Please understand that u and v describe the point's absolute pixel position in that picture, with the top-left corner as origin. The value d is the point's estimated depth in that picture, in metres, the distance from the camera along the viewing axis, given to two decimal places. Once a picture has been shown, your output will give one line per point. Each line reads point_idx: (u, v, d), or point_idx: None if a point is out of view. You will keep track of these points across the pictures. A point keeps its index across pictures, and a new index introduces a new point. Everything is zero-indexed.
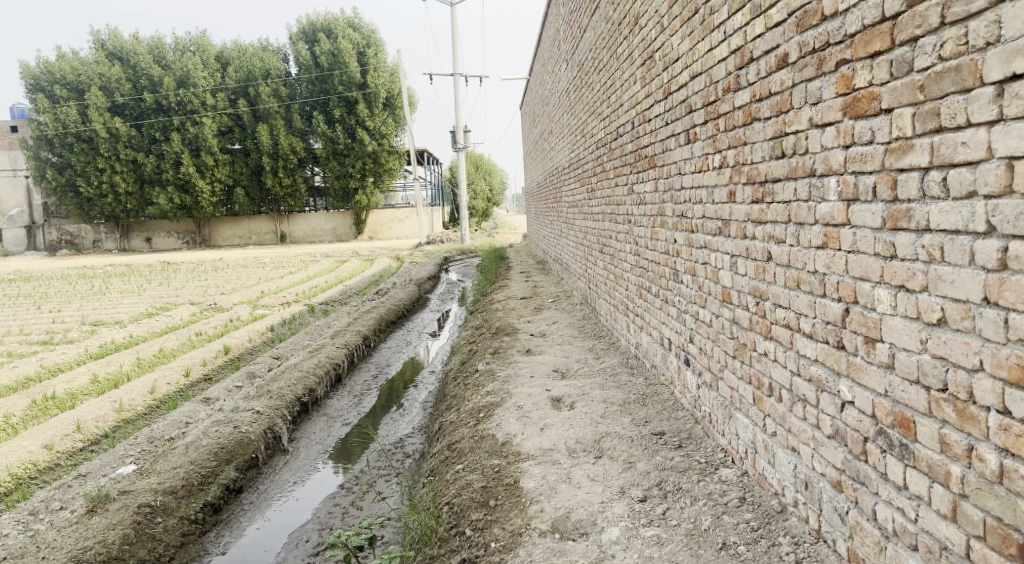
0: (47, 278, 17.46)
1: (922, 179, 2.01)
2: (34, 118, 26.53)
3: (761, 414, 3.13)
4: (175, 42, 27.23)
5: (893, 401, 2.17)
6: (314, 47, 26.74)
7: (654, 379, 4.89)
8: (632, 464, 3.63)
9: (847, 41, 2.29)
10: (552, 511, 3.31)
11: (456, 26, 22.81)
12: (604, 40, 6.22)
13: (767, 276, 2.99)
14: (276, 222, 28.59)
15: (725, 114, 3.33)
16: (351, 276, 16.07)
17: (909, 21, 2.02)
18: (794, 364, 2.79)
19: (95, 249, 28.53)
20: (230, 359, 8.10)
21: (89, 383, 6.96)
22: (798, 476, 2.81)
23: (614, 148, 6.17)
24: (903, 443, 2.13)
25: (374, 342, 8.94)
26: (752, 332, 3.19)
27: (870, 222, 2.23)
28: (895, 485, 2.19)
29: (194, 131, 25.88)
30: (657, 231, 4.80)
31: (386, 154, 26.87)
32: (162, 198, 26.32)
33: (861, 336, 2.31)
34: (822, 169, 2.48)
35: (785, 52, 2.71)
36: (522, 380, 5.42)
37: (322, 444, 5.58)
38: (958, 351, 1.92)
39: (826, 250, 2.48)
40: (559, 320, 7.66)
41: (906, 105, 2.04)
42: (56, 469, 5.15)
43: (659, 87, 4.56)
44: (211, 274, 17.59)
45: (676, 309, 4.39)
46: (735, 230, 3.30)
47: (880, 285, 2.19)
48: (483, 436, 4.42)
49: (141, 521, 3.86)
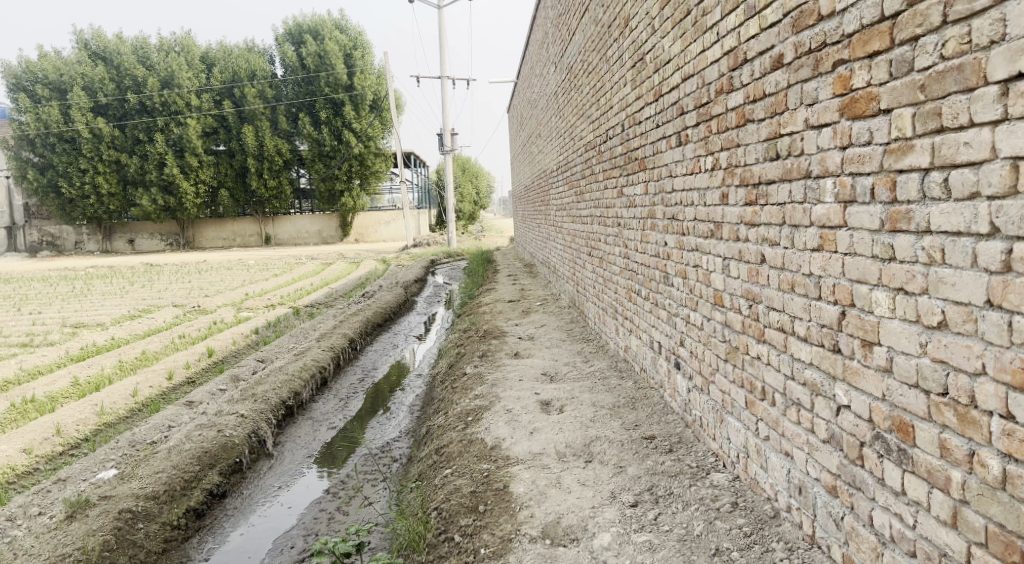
0: (28, 280, 17.22)
1: (922, 180, 1.99)
2: (14, 117, 26.16)
3: (754, 418, 3.10)
4: (160, 42, 26.96)
5: (891, 405, 2.14)
6: (300, 48, 26.57)
7: (644, 383, 4.86)
8: (623, 469, 3.59)
9: (845, 40, 2.27)
10: (543, 516, 3.26)
11: (444, 29, 22.72)
12: (593, 42, 6.19)
13: (760, 279, 2.97)
14: (261, 224, 28.38)
15: (718, 116, 3.30)
16: (337, 279, 15.95)
17: (909, 20, 2.00)
18: (788, 368, 2.76)
19: (77, 250, 28.17)
20: (214, 362, 7.99)
21: (70, 386, 6.83)
22: (792, 481, 2.78)
23: (603, 150, 6.14)
24: (901, 448, 2.11)
25: (360, 345, 8.84)
26: (745, 336, 3.16)
27: (868, 224, 2.21)
28: (892, 491, 2.16)
29: (178, 132, 25.62)
30: (648, 234, 4.76)
31: (373, 157, 26.74)
32: (145, 199, 26.04)
33: (857, 339, 2.28)
34: (818, 171, 2.46)
35: (780, 53, 2.69)
36: (510, 383, 5.36)
37: (308, 448, 5.50)
38: (960, 355, 1.89)
39: (822, 253, 2.45)
40: (547, 323, 7.62)
41: (906, 105, 2.02)
42: (35, 473, 5.03)
43: (650, 89, 4.54)
44: (195, 276, 17.41)
45: (667, 312, 4.36)
46: (727, 232, 3.28)
47: (878, 288, 2.17)
48: (472, 441, 4.36)
49: (122, 527, 3.76)
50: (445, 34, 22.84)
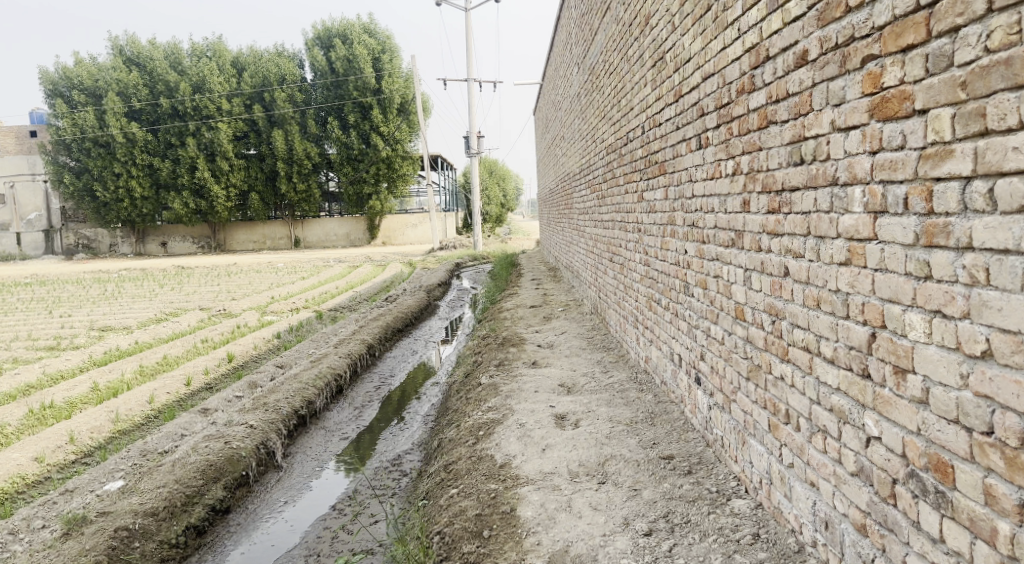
0: (62, 282, 17.42)
1: (963, 190, 1.76)
2: (52, 123, 26.69)
3: (777, 443, 2.88)
4: (191, 47, 27.24)
5: (927, 441, 1.91)
6: (329, 52, 26.70)
7: (664, 396, 4.64)
8: (637, 492, 3.38)
9: (876, 34, 2.05)
10: (550, 544, 3.08)
11: (470, 31, 22.57)
12: (614, 42, 5.99)
13: (784, 293, 2.74)
14: (290, 227, 28.63)
15: (739, 117, 3.10)
16: (361, 282, 15.93)
17: (948, 9, 1.78)
18: (813, 392, 2.53)
19: (111, 253, 28.60)
20: (233, 368, 7.92)
21: (89, 391, 6.78)
22: (817, 514, 2.55)
23: (624, 153, 5.93)
24: (939, 490, 1.88)
25: (380, 351, 8.74)
26: (767, 353, 2.94)
27: (900, 237, 1.98)
28: (929, 536, 1.93)
29: (209, 136, 25.90)
30: (668, 241, 4.55)
31: (400, 160, 26.81)
32: (178, 203, 26.42)
33: (889, 365, 2.05)
34: (845, 178, 2.24)
35: (804, 49, 2.47)
36: (525, 395, 5.18)
37: (319, 459, 5.40)
38: (1008, 390, 1.66)
39: (850, 268, 2.23)
40: (568, 330, 7.42)
41: (945, 105, 1.80)
42: (45, 483, 4.98)
43: (670, 89, 4.33)
44: (224, 279, 17.44)
45: (686, 323, 4.15)
46: (749, 242, 3.07)
47: (911, 309, 1.94)
48: (482, 457, 4.19)
49: (117, 546, 3.66)
50: (471, 37, 22.69)
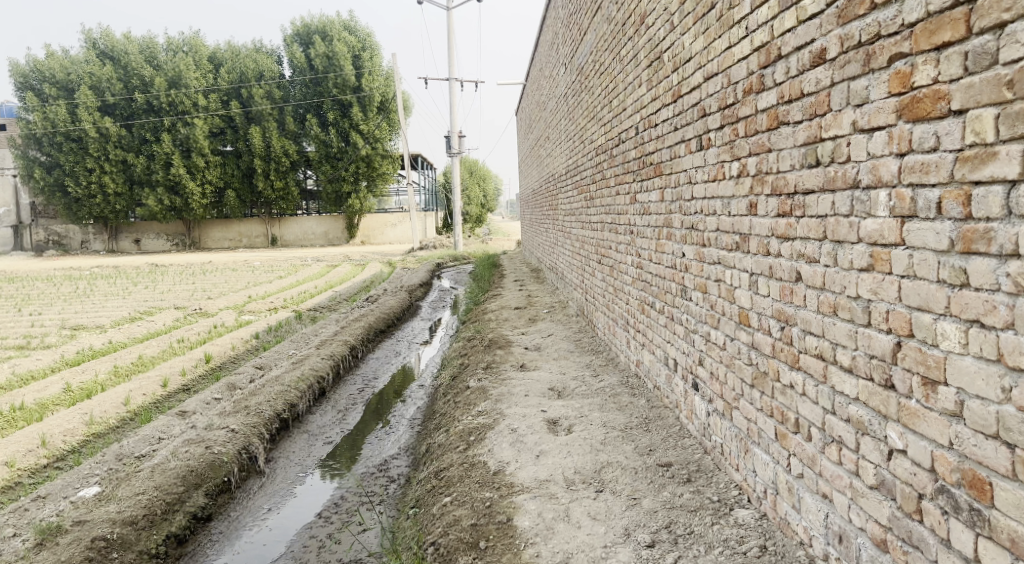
0: (31, 280, 16.93)
1: (1007, 194, 1.69)
2: (22, 116, 26.03)
3: (784, 452, 2.79)
4: (168, 42, 26.79)
5: (960, 455, 1.85)
6: (309, 49, 26.35)
7: (657, 401, 4.56)
8: (637, 501, 3.29)
9: (905, 31, 1.97)
10: (550, 556, 2.97)
11: (451, 32, 22.40)
12: (606, 41, 5.91)
13: (796, 298, 2.66)
14: (267, 225, 28.21)
15: (746, 118, 3.02)
16: (342, 282, 15.69)
17: (993, 4, 1.71)
18: (827, 401, 2.45)
19: (82, 250, 27.97)
20: (211, 368, 7.70)
21: (61, 392, 6.54)
22: (830, 527, 2.47)
23: (615, 152, 5.87)
24: (975, 508, 1.81)
25: (362, 352, 8.59)
26: (775, 360, 2.86)
27: (932, 243, 1.90)
28: (962, 556, 1.86)
29: (185, 132, 25.43)
30: (663, 243, 4.47)
31: (380, 158, 26.52)
32: (152, 199, 25.89)
33: (916, 376, 1.97)
34: (868, 181, 2.16)
35: (822, 47, 2.39)
36: (515, 399, 5.07)
37: (302, 464, 5.23)
38: None
39: (872, 273, 2.15)
40: (555, 332, 7.32)
41: (988, 105, 1.73)
42: (15, 489, 4.76)
43: (668, 90, 4.24)
44: (199, 278, 17.09)
45: (682, 327, 4.08)
46: (755, 245, 2.99)
47: (944, 319, 1.87)
48: (474, 464, 4.07)
49: (93, 557, 3.48)
50: (453, 37, 22.49)
